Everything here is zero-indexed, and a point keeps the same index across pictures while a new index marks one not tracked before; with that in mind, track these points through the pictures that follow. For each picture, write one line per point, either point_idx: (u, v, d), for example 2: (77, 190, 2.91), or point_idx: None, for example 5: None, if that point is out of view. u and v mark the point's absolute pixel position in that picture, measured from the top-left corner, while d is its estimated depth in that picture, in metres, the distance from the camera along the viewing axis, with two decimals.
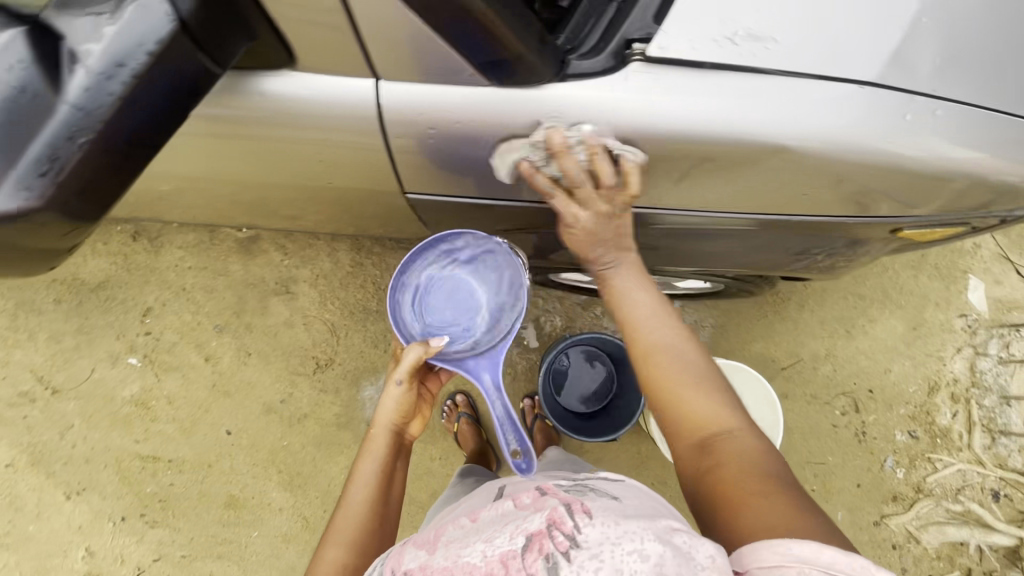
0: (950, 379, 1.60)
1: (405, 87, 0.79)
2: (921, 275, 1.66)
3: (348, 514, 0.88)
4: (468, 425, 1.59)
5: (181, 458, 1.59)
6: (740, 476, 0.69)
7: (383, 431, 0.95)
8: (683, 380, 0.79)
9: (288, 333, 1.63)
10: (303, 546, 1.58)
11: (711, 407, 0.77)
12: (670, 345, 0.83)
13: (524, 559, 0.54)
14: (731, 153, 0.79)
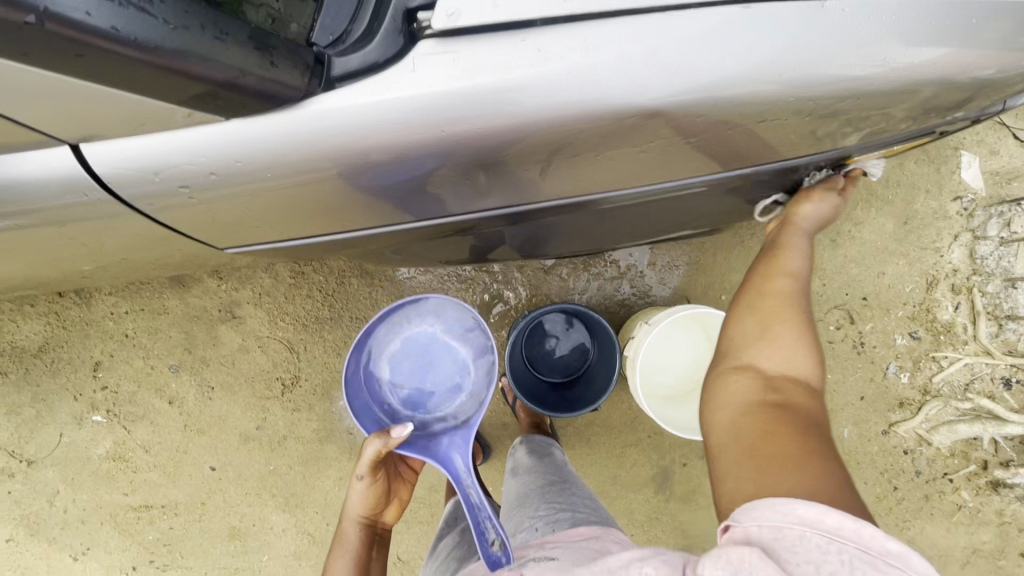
0: (949, 270, 1.48)
1: (166, 139, 0.68)
2: (907, 163, 1.50)
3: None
4: None
5: (174, 501, 1.57)
6: (789, 424, 0.66)
7: (352, 524, 0.91)
8: (765, 325, 0.78)
9: (245, 359, 1.55)
10: (315, 560, 1.58)
11: (795, 361, 0.75)
12: (793, 290, 0.82)
13: None
14: (605, 127, 0.67)
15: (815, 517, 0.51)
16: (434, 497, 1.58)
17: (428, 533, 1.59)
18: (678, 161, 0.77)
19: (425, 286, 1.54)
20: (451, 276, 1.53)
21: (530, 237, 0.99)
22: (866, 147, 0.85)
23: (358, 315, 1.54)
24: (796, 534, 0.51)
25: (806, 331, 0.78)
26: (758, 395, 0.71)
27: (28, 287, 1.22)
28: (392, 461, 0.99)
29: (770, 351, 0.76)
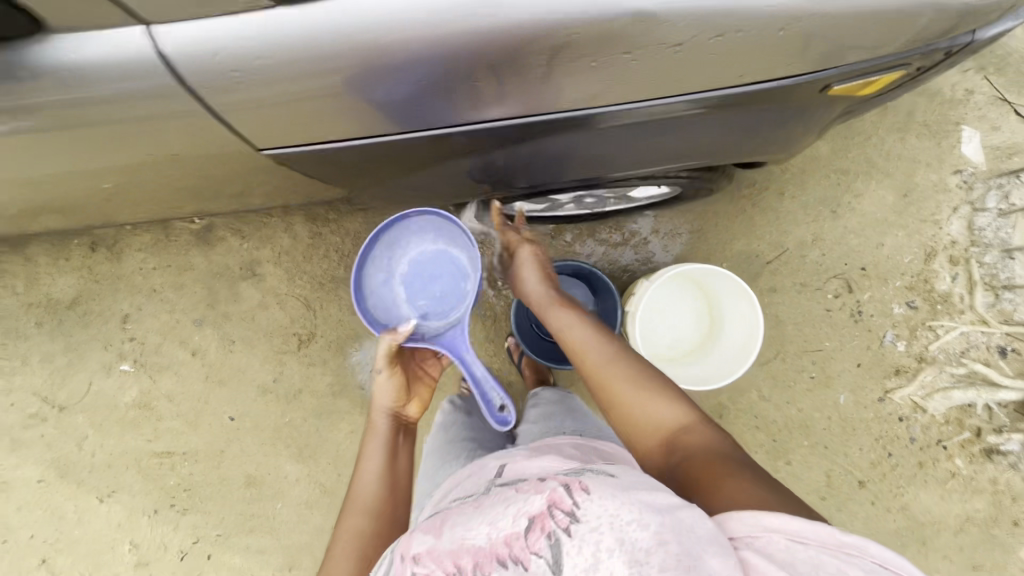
0: (947, 242, 1.51)
1: (194, 30, 0.73)
2: (908, 137, 1.54)
3: (364, 487, 0.91)
4: None
5: (194, 448, 1.66)
6: (704, 461, 0.73)
7: (381, 415, 0.99)
8: (628, 390, 0.87)
9: (265, 315, 1.63)
10: (326, 509, 1.65)
11: (668, 412, 0.83)
12: (608, 357, 0.93)
13: (526, 539, 0.57)
14: (595, 33, 0.71)
15: (781, 522, 0.56)
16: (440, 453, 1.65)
17: None
18: (676, 78, 0.80)
19: None
20: None
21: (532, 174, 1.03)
22: (846, 74, 0.86)
23: None
24: (763, 535, 0.56)
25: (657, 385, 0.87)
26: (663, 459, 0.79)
27: (65, 211, 1.31)
28: (409, 359, 1.07)
29: (646, 421, 0.83)
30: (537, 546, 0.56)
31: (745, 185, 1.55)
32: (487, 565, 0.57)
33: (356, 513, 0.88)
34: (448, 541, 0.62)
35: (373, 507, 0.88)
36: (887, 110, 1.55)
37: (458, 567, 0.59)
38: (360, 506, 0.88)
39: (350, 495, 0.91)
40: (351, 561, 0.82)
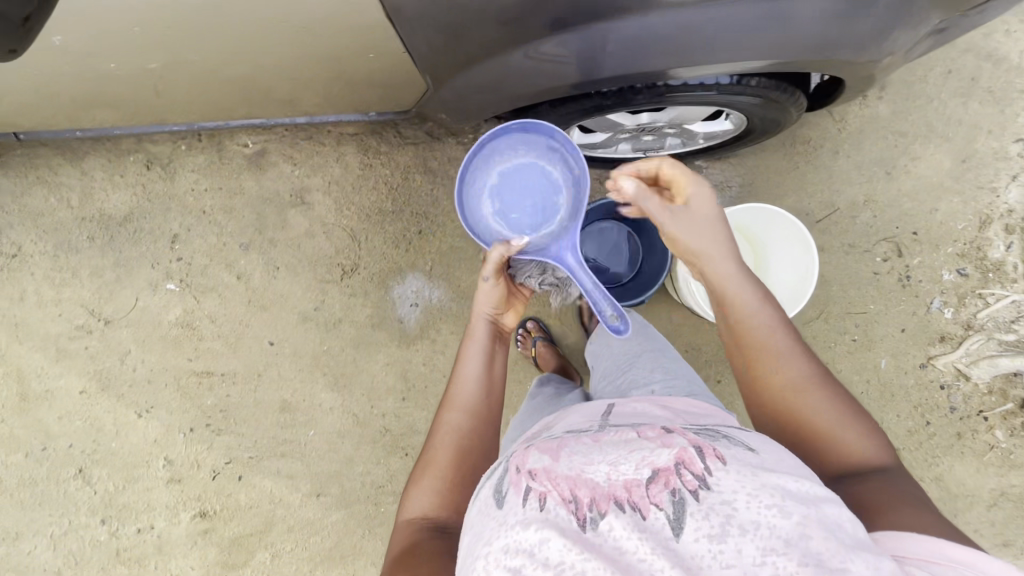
0: (1003, 210, 1.49)
1: None
2: (971, 102, 1.52)
3: (463, 386, 0.97)
4: (545, 346, 1.55)
5: (232, 371, 1.69)
6: (882, 491, 0.71)
7: (480, 321, 1.03)
8: (827, 408, 0.80)
9: (310, 242, 1.65)
10: (357, 439, 1.68)
11: (861, 438, 0.78)
12: (806, 364, 0.84)
13: (650, 488, 0.61)
14: None
15: (970, 559, 0.59)
16: None
17: None
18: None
19: None
20: None
21: (623, 71, 1.00)
22: None
23: (418, 211, 1.63)
24: (941, 561, 0.59)
25: (850, 410, 0.81)
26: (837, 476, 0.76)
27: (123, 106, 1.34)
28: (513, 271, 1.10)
29: (835, 438, 0.78)
30: (660, 497, 0.60)
31: (800, 141, 1.54)
32: (605, 503, 0.60)
33: (454, 410, 0.94)
34: (568, 466, 0.66)
35: (470, 406, 0.94)
36: (951, 73, 1.53)
37: (575, 494, 0.61)
38: (459, 404, 0.95)
39: (448, 392, 0.98)
40: (452, 452, 0.90)
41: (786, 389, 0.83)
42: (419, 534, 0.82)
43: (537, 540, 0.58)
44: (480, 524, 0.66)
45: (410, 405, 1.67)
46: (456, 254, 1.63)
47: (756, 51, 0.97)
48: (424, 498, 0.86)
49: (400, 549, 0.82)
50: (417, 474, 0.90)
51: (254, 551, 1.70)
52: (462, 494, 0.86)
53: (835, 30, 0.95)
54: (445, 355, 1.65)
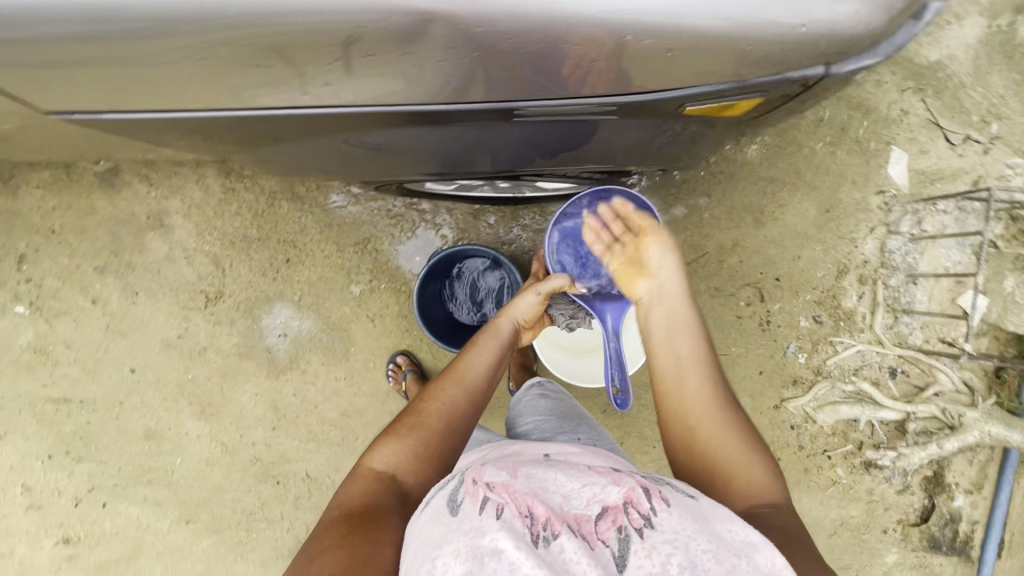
0: (859, 261, 1.53)
1: None
2: (839, 152, 1.54)
3: (470, 370, 1.05)
4: (414, 382, 1.53)
5: (92, 397, 1.62)
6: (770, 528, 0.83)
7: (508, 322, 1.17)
8: (729, 443, 0.93)
9: (171, 268, 1.57)
10: (227, 466, 1.67)
11: (758, 476, 0.91)
12: (714, 403, 0.96)
13: (598, 524, 0.72)
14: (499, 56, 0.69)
15: None
16: (344, 422, 1.65)
17: (335, 455, 1.66)
18: (566, 83, 0.75)
19: (357, 218, 1.56)
20: (381, 212, 1.56)
21: (435, 148, 0.98)
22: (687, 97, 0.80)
23: (286, 239, 1.57)
24: None
25: (750, 445, 0.94)
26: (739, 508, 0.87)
27: None
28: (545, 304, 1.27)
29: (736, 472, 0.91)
30: (609, 533, 0.71)
31: (672, 184, 1.55)
32: (558, 524, 0.70)
33: (458, 388, 1.01)
34: (525, 484, 0.77)
35: (473, 391, 1.02)
36: (821, 122, 1.54)
37: (532, 511, 0.72)
38: (464, 385, 1.02)
39: (456, 367, 1.05)
40: (443, 427, 0.96)
41: (688, 427, 0.96)
42: (384, 488, 0.88)
43: (490, 550, 0.67)
44: (433, 530, 0.74)
45: (281, 435, 1.66)
46: (326, 285, 1.58)
47: (564, 143, 0.97)
48: (401, 457, 0.91)
49: (360, 496, 0.86)
50: (404, 430, 0.95)
51: None
52: (434, 468, 0.92)
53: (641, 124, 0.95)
54: (316, 385, 1.63)
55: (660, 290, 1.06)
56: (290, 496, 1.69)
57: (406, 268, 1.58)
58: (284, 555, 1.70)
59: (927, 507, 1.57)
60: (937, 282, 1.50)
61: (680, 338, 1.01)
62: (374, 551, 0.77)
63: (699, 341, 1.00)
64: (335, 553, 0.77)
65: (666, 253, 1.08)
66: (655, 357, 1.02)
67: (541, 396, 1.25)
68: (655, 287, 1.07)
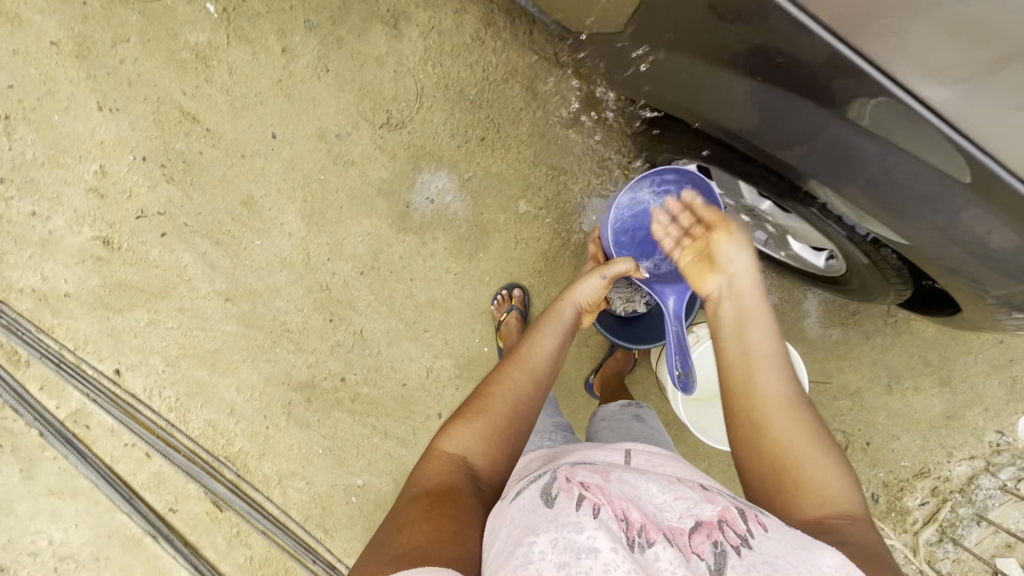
0: (943, 474, 1.56)
1: None
2: (995, 377, 1.55)
3: (535, 356, 1.03)
4: (516, 320, 1.49)
5: (219, 133, 1.51)
6: (853, 543, 0.73)
7: (571, 308, 1.14)
8: (798, 451, 0.84)
9: (374, 71, 1.46)
10: (296, 277, 1.59)
11: (833, 481, 0.82)
12: (786, 402, 0.89)
13: (691, 539, 0.65)
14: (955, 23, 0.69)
15: None
16: (425, 310, 1.59)
17: (396, 332, 1.61)
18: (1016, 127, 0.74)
19: (568, 145, 1.48)
20: (593, 155, 1.48)
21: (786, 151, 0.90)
22: None
23: (494, 119, 1.48)
24: None
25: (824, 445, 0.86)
26: (811, 522, 0.78)
27: None
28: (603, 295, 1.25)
29: (808, 489, 0.81)
30: (703, 549, 0.63)
31: (845, 307, 1.54)
32: (654, 533, 0.63)
33: (519, 371, 0.99)
34: (619, 487, 0.70)
35: (536, 376, 0.99)
36: (999, 344, 1.54)
37: (628, 515, 0.65)
38: (526, 369, 0.99)
39: (520, 354, 1.03)
40: (506, 408, 0.93)
41: (753, 429, 0.88)
42: (457, 469, 0.85)
43: (588, 546, 0.59)
44: (526, 519, 0.67)
45: (362, 282, 1.59)
46: (498, 183, 1.51)
47: (906, 228, 0.90)
48: (469, 440, 0.88)
49: (435, 477, 0.83)
50: (469, 414, 0.92)
51: (134, 306, 1.61)
52: (501, 451, 0.89)
53: (969, 263, 0.91)
54: (425, 263, 1.56)
55: (733, 285, 1.02)
56: (331, 339, 1.62)
57: (577, 217, 1.51)
58: (291, 384, 1.66)
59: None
60: (993, 534, 1.55)
61: (753, 332, 0.95)
62: (459, 527, 0.72)
63: (775, 340, 0.95)
64: (424, 524, 0.72)
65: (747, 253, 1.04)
66: (722, 354, 0.97)
67: (634, 419, 1.24)
68: (726, 283, 1.02)
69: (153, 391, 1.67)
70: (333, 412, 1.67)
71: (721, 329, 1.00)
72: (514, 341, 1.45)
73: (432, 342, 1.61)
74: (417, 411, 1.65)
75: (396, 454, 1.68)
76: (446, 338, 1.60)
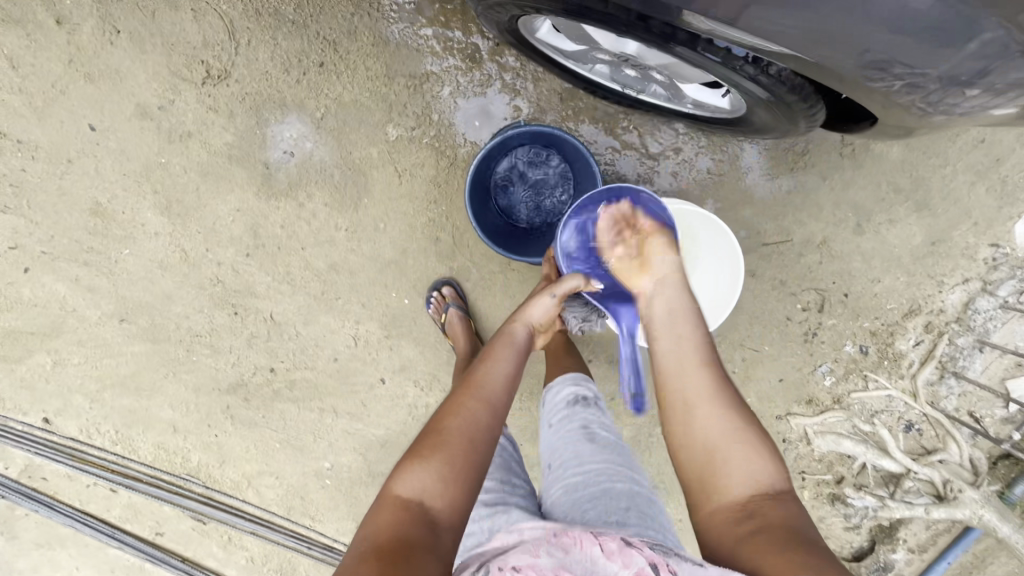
0: (935, 307, 1.39)
1: None
2: (980, 185, 1.33)
3: (489, 384, 0.95)
4: (458, 318, 1.35)
5: (34, 142, 1.31)
6: (773, 537, 0.72)
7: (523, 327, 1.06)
8: (727, 437, 0.84)
9: (171, 17, 1.23)
10: (181, 277, 1.43)
11: (757, 467, 0.82)
12: (710, 393, 0.88)
13: None
14: None
15: None
16: (328, 277, 1.42)
17: (308, 307, 1.46)
18: None
19: (420, 43, 1.24)
20: (452, 48, 1.24)
21: None
22: None
23: (325, 35, 1.24)
24: None
25: (751, 426, 0.86)
26: (733, 511, 0.79)
27: None
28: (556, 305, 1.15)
29: (729, 475, 0.82)
30: None
31: (792, 149, 1.31)
32: None
33: (477, 402, 0.92)
34: None
35: (494, 405, 0.92)
36: (981, 144, 1.31)
37: None
38: (483, 398, 0.92)
39: (475, 381, 0.95)
40: (464, 444, 0.86)
41: (684, 417, 0.88)
42: (415, 517, 0.78)
43: None
44: None
45: (252, 265, 1.42)
46: (356, 113, 1.28)
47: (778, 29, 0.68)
48: (426, 482, 0.81)
49: (387, 528, 0.76)
50: (424, 451, 0.85)
51: (33, 351, 1.50)
52: (464, 494, 0.82)
53: (882, 37, 0.68)
54: (310, 225, 1.37)
55: (660, 293, 1.00)
56: (244, 332, 1.49)
57: (457, 129, 1.29)
58: (222, 387, 1.54)
59: (861, 547, 1.54)
60: (999, 357, 1.38)
61: (678, 337, 0.94)
62: None
63: (699, 343, 0.94)
64: None
65: (674, 258, 1.02)
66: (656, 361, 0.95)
67: (582, 437, 0.97)
68: (655, 287, 1.01)
69: (91, 430, 1.59)
70: (276, 404, 1.56)
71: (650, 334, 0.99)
72: (464, 345, 1.34)
73: (348, 309, 1.46)
74: (358, 382, 1.53)
75: (354, 429, 1.59)
76: (362, 301, 1.44)
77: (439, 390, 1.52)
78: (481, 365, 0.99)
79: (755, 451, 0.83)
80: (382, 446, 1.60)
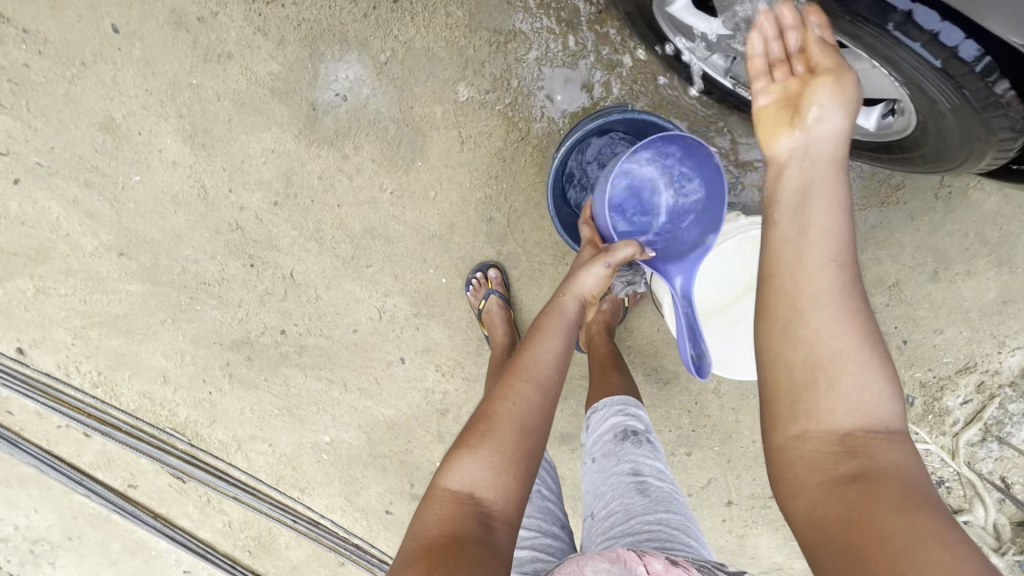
0: (992, 368, 1.34)
1: None
2: None
3: (539, 362, 0.83)
4: (500, 308, 1.25)
5: (43, 35, 1.14)
6: (878, 507, 0.52)
7: (574, 300, 0.92)
8: (842, 348, 0.60)
9: None
10: (195, 217, 1.27)
11: (872, 394, 0.59)
12: (839, 302, 0.61)
13: None
14: None
15: None
16: (363, 241, 1.28)
17: (333, 271, 1.32)
18: None
19: None
20: (547, 8, 1.10)
21: None
22: None
23: None
24: None
25: (872, 341, 0.60)
26: (833, 451, 0.58)
27: None
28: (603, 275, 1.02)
29: (833, 408, 0.59)
30: None
31: (887, 181, 1.23)
32: None
33: (527, 383, 0.80)
34: None
35: (545, 386, 0.81)
36: None
37: None
38: (534, 378, 0.80)
39: (520, 359, 0.83)
40: (515, 429, 0.75)
41: (792, 322, 0.62)
42: (466, 514, 0.68)
43: None
44: None
45: (279, 215, 1.26)
46: (426, 63, 1.13)
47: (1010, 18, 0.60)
48: (477, 473, 0.71)
49: (438, 525, 0.67)
50: (473, 439, 0.74)
51: (13, 273, 1.33)
52: (517, 486, 0.72)
53: None
54: (352, 180, 1.23)
55: (809, 147, 0.64)
56: (258, 287, 1.34)
57: (537, 101, 1.15)
58: (224, 343, 1.40)
59: None
60: None
61: (818, 193, 0.63)
62: None
63: (841, 196, 0.63)
64: None
65: (840, 99, 0.64)
66: (767, 224, 0.66)
67: (633, 481, 0.79)
68: (801, 142, 0.65)
69: (69, 368, 1.43)
70: (281, 369, 1.43)
71: (778, 173, 0.66)
72: (502, 335, 1.24)
73: (378, 279, 1.32)
74: (375, 358, 1.41)
75: (362, 407, 1.47)
76: (394, 272, 1.31)
77: (461, 378, 1.41)
78: (528, 341, 0.87)
79: (875, 367, 0.60)
80: (389, 429, 1.49)
